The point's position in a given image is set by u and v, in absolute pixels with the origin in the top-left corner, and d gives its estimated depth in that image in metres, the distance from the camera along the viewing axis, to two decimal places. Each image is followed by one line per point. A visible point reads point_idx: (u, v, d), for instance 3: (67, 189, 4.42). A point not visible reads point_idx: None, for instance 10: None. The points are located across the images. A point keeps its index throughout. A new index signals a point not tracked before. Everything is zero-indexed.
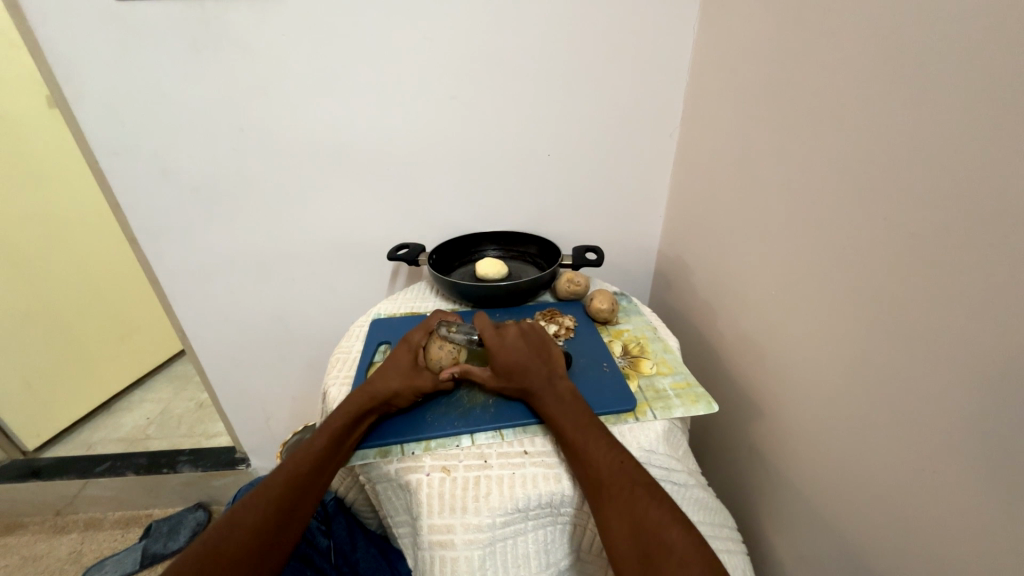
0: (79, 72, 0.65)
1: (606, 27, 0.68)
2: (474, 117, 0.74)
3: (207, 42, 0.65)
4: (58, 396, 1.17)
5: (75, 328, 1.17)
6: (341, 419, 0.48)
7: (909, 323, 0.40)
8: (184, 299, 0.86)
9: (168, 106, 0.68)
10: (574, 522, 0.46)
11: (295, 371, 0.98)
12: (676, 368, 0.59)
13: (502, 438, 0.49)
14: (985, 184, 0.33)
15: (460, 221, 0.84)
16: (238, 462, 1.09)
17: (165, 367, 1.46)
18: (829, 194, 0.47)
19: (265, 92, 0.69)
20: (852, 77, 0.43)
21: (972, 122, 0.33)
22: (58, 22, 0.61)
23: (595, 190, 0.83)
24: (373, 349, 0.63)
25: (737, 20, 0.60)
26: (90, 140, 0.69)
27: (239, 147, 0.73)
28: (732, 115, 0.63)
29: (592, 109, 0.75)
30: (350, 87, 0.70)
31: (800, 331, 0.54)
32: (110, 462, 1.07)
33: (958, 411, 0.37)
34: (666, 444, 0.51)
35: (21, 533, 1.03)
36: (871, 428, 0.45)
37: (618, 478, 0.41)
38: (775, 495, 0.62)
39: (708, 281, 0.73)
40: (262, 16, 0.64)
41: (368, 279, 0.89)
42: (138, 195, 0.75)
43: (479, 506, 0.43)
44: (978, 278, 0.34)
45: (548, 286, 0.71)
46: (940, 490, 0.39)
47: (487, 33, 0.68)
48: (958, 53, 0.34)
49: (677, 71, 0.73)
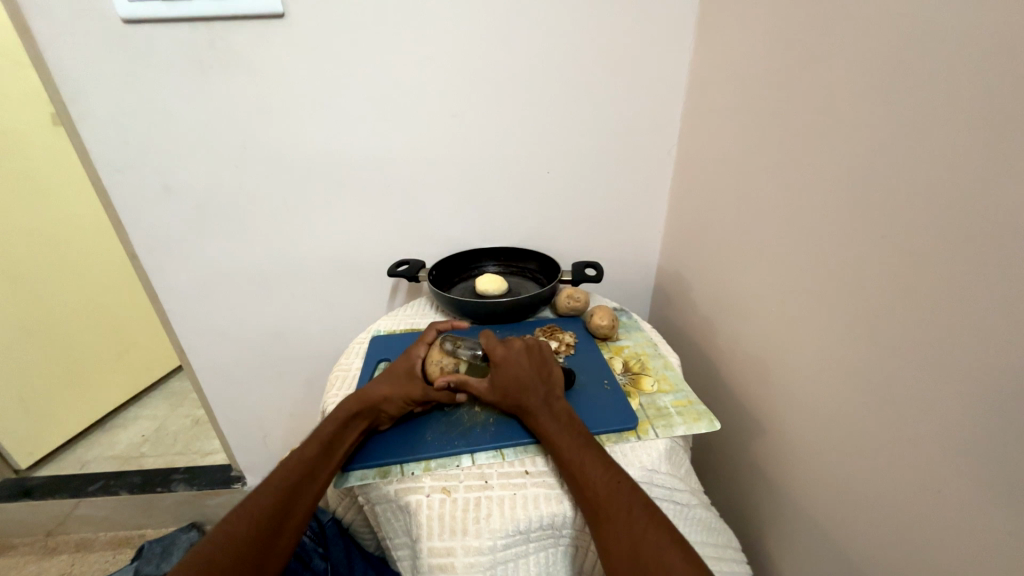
0: (86, 90, 0.65)
1: (605, 48, 0.70)
2: (475, 134, 0.75)
3: (213, 62, 0.66)
4: (53, 413, 1.15)
5: (71, 343, 1.16)
6: (333, 425, 0.48)
7: (910, 341, 0.40)
8: (182, 314, 0.86)
9: (172, 123, 0.69)
10: (575, 544, 0.45)
11: (293, 388, 0.97)
12: (677, 385, 0.59)
13: (503, 457, 0.49)
14: (984, 202, 0.33)
15: (461, 237, 0.84)
16: (233, 481, 1.08)
17: (162, 382, 1.45)
18: (827, 214, 0.48)
19: (270, 110, 0.70)
20: (849, 98, 0.44)
21: (973, 136, 0.34)
22: (68, 44, 0.62)
23: (595, 206, 0.84)
24: (372, 366, 0.63)
25: (733, 41, 0.62)
26: (94, 158, 0.70)
27: (242, 164, 0.74)
28: (730, 134, 0.64)
29: (591, 126, 0.76)
30: (354, 106, 0.71)
31: (800, 349, 0.54)
32: (103, 481, 1.06)
33: (962, 426, 0.37)
34: (669, 463, 0.50)
35: (10, 555, 1.01)
36: (872, 446, 0.45)
37: (615, 500, 0.40)
38: (778, 514, 0.62)
39: (708, 297, 0.74)
40: (267, 34, 0.65)
41: (368, 295, 0.89)
42: (140, 212, 0.75)
43: (479, 528, 0.43)
44: (979, 292, 0.34)
45: (547, 301, 0.71)
46: (944, 509, 0.39)
47: (488, 53, 0.69)
48: (956, 74, 0.35)
49: (676, 90, 0.75)
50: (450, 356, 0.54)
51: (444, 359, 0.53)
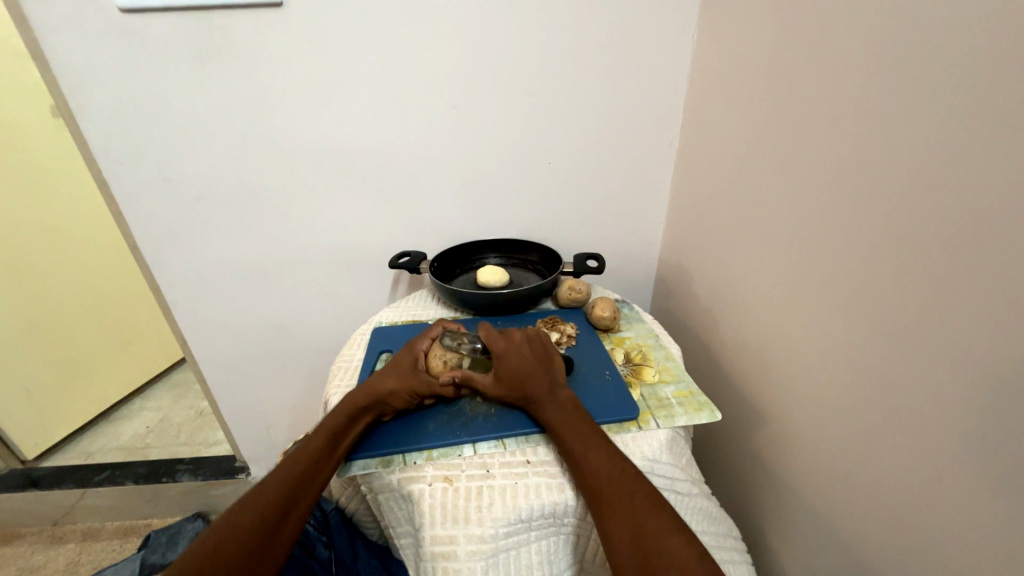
0: (84, 82, 0.65)
1: (607, 37, 0.69)
2: (476, 125, 0.74)
3: (210, 52, 0.65)
4: (58, 405, 1.16)
5: (74, 336, 1.17)
6: (337, 417, 0.49)
7: (911, 332, 0.40)
8: (185, 307, 0.86)
9: (171, 115, 0.69)
10: (577, 532, 0.46)
11: (296, 379, 0.98)
12: (678, 376, 0.59)
13: (505, 447, 0.49)
14: (986, 191, 0.33)
15: (462, 229, 0.84)
16: (238, 471, 1.09)
17: (166, 374, 1.46)
18: (829, 203, 0.47)
19: (269, 101, 0.70)
20: (852, 86, 0.44)
21: (977, 122, 0.33)
22: (63, 34, 0.62)
23: (596, 197, 0.83)
24: (374, 358, 0.63)
25: (735, 29, 0.61)
26: (94, 150, 0.70)
27: (242, 156, 0.73)
28: (731, 123, 0.63)
29: (593, 116, 0.75)
30: (353, 97, 0.71)
31: (800, 340, 0.54)
32: (109, 471, 1.07)
33: (962, 415, 0.37)
34: (669, 452, 0.51)
35: (19, 543, 1.02)
36: (871, 436, 0.45)
37: (617, 488, 0.41)
38: (778, 503, 0.62)
39: (709, 288, 0.74)
40: (264, 23, 0.64)
41: (370, 287, 0.89)
42: (141, 204, 0.75)
43: (482, 516, 0.43)
44: (981, 282, 0.34)
45: (548, 293, 0.71)
46: (942, 498, 0.39)
47: (488, 43, 0.68)
48: (959, 60, 0.34)
49: (677, 79, 0.74)
50: (454, 351, 0.55)
51: (447, 354, 0.54)
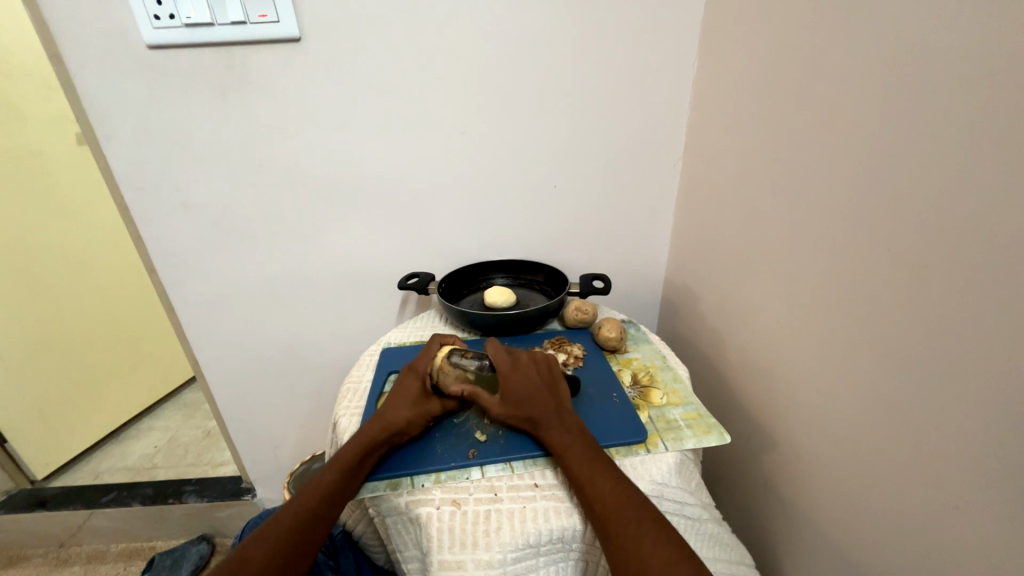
0: (110, 113, 0.68)
1: (611, 65, 0.72)
2: (483, 151, 0.77)
3: (231, 84, 0.68)
4: (68, 425, 1.17)
5: (88, 357, 1.19)
6: (352, 451, 0.48)
7: (917, 354, 0.40)
8: (198, 327, 0.87)
9: (192, 143, 0.72)
10: (585, 558, 0.45)
11: (304, 398, 0.98)
12: (687, 398, 0.59)
13: (512, 470, 0.49)
14: (983, 216, 0.34)
15: (470, 250, 0.85)
16: (244, 492, 1.07)
17: (176, 394, 1.47)
18: (834, 227, 0.48)
19: (285, 128, 0.72)
20: (849, 116, 0.45)
21: (970, 149, 0.35)
22: (96, 70, 0.65)
23: (602, 218, 0.84)
24: (382, 379, 0.63)
25: (735, 58, 0.63)
26: (118, 177, 0.73)
27: (258, 180, 0.76)
28: (734, 147, 0.65)
29: (598, 141, 0.77)
30: (364, 125, 0.73)
31: (808, 361, 0.54)
32: (115, 492, 1.07)
33: (973, 433, 0.36)
34: (678, 476, 0.50)
35: (25, 565, 1.02)
36: (881, 460, 0.45)
37: (623, 514, 0.40)
38: (790, 528, 0.61)
39: (716, 308, 0.74)
40: (282, 57, 0.67)
41: (379, 307, 0.90)
42: (158, 228, 0.77)
43: (490, 541, 0.43)
44: (984, 304, 0.35)
45: (556, 313, 0.71)
46: (954, 524, 0.38)
47: (496, 72, 0.71)
48: (950, 91, 0.36)
49: (680, 104, 0.76)
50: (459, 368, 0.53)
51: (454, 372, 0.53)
